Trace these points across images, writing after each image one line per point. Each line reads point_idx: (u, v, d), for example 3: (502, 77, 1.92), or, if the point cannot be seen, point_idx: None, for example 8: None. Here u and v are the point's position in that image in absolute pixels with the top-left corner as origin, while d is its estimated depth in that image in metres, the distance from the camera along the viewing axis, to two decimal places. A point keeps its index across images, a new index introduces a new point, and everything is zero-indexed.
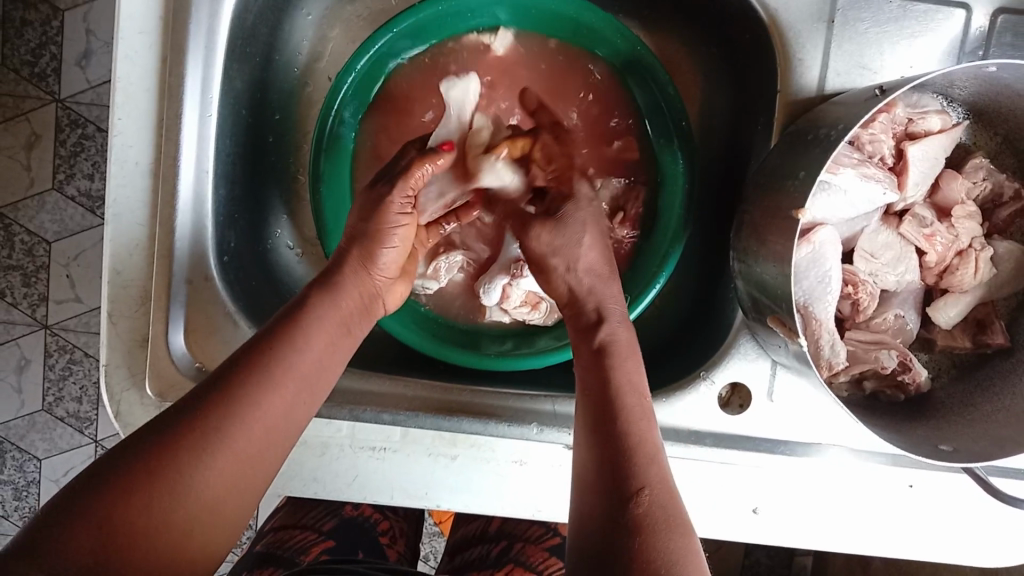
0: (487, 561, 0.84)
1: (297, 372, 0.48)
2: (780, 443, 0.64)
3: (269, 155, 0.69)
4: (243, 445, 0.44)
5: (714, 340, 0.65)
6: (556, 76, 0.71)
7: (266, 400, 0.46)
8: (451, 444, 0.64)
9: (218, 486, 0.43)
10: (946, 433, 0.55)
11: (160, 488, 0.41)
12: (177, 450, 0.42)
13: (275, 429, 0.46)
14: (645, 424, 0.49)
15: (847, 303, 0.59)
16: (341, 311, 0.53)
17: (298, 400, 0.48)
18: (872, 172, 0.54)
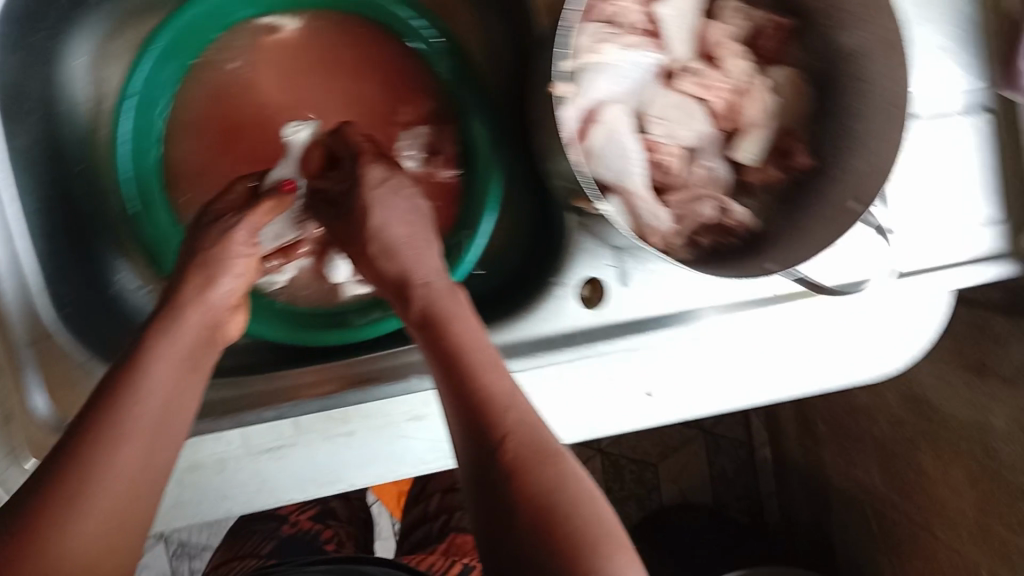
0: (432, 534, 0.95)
1: (144, 418, 0.48)
2: (649, 321, 0.66)
3: (86, 206, 0.68)
4: (116, 486, 0.45)
5: (559, 245, 0.66)
6: (339, 49, 0.74)
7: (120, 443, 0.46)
8: (342, 421, 0.64)
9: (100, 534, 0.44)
10: (780, 254, 0.58)
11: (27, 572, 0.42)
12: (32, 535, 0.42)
13: (136, 478, 0.46)
14: (493, 371, 0.50)
15: (656, 170, 0.63)
16: (182, 345, 0.53)
17: (156, 432, 0.48)
18: (631, 42, 0.61)
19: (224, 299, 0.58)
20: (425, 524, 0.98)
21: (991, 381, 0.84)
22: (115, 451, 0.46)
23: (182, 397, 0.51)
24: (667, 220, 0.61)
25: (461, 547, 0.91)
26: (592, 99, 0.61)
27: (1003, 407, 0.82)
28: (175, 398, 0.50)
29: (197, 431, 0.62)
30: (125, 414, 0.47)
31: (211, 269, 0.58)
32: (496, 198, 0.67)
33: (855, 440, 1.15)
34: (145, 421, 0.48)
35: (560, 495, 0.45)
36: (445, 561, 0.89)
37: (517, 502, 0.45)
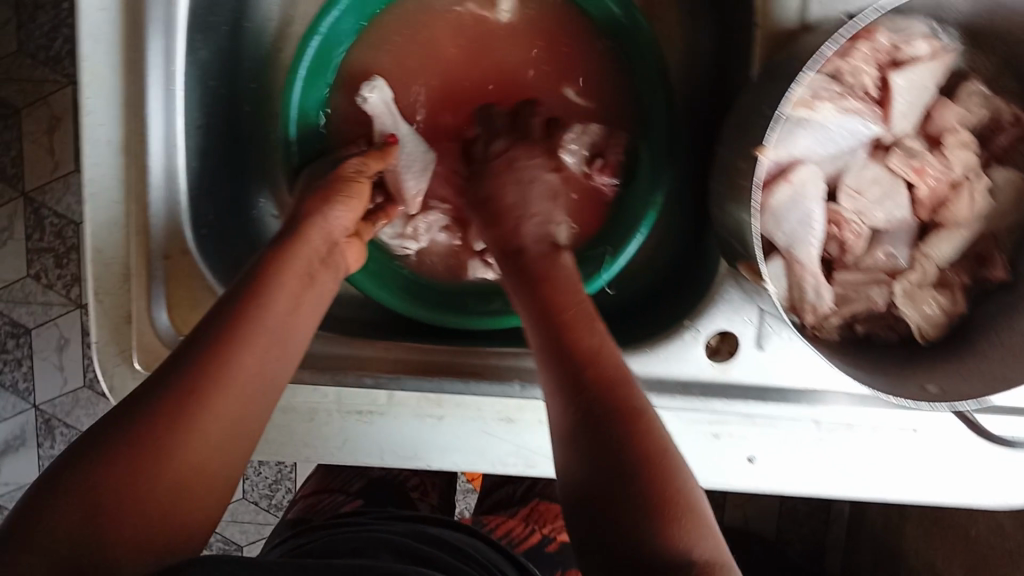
0: (514, 500, 0.87)
1: (266, 332, 0.49)
2: (771, 390, 0.61)
3: (249, 130, 0.70)
4: (233, 395, 0.46)
5: (699, 287, 0.62)
6: (544, 35, 0.72)
7: (243, 357, 0.47)
8: (435, 404, 0.63)
9: (206, 453, 0.44)
10: (938, 372, 0.52)
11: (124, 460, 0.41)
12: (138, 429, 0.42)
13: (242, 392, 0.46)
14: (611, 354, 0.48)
15: (833, 243, 0.56)
16: (310, 255, 0.55)
17: (279, 342, 0.49)
18: (850, 105, 0.53)
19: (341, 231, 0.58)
20: (507, 493, 0.88)
21: None
22: (231, 368, 0.46)
23: (308, 314, 0.52)
24: (829, 300, 0.55)
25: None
26: (787, 155, 0.54)
27: None
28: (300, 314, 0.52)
29: (299, 376, 0.63)
30: (257, 311, 0.49)
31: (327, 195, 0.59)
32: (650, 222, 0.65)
33: None
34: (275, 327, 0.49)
35: (666, 451, 0.43)
36: (527, 529, 0.80)
37: (618, 451, 0.42)
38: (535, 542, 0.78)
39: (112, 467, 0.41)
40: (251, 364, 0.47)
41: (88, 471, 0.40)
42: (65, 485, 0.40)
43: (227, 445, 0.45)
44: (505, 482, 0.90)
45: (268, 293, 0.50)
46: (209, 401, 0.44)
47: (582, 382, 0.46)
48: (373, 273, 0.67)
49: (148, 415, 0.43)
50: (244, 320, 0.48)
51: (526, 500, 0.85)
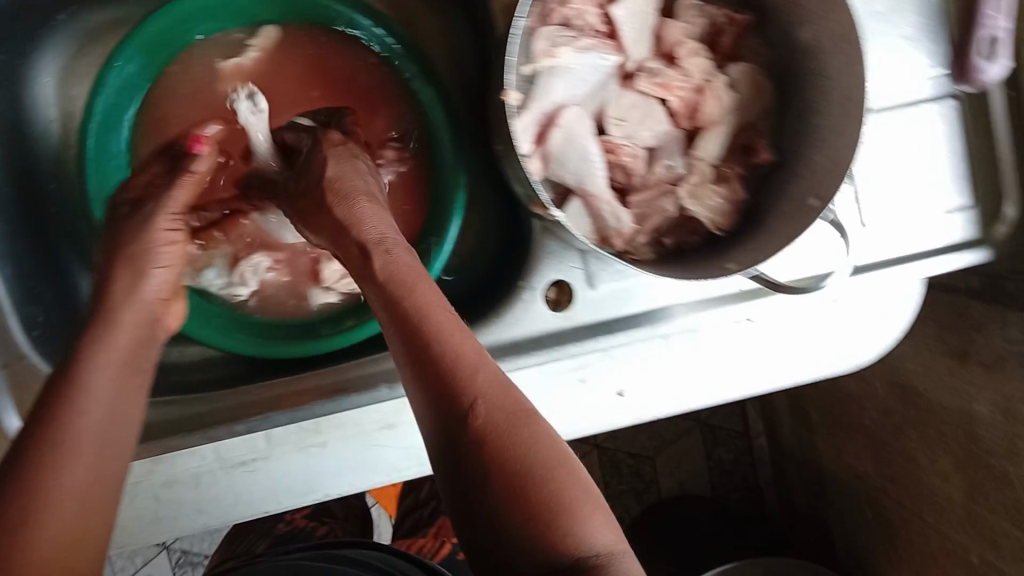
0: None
1: (103, 381, 0.51)
2: (616, 322, 0.66)
3: (60, 233, 0.69)
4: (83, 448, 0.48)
5: (524, 251, 0.67)
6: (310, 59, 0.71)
7: (63, 464, 0.46)
8: (314, 432, 0.64)
9: (52, 559, 0.44)
10: (742, 254, 0.57)
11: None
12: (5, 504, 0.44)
13: (94, 437, 0.49)
14: (450, 326, 0.50)
15: (619, 171, 0.61)
16: (124, 347, 0.54)
17: (105, 440, 0.49)
18: (588, 44, 0.59)
19: (152, 294, 0.58)
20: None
21: (972, 368, 0.84)
22: (74, 417, 0.48)
23: (129, 404, 0.52)
24: (629, 221, 0.60)
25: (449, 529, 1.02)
26: (549, 104, 0.59)
27: (986, 393, 0.82)
28: (121, 402, 0.52)
29: (171, 447, 0.63)
30: (82, 364, 0.51)
31: (140, 260, 0.58)
32: (462, 203, 0.66)
33: (849, 429, 1.13)
34: (111, 375, 0.51)
35: (521, 434, 0.47)
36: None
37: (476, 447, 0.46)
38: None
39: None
40: (77, 469, 0.47)
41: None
42: None
43: (75, 556, 0.46)
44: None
45: (76, 399, 0.49)
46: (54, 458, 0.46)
47: (455, 423, 0.47)
48: (211, 326, 0.66)
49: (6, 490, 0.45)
50: (79, 372, 0.50)
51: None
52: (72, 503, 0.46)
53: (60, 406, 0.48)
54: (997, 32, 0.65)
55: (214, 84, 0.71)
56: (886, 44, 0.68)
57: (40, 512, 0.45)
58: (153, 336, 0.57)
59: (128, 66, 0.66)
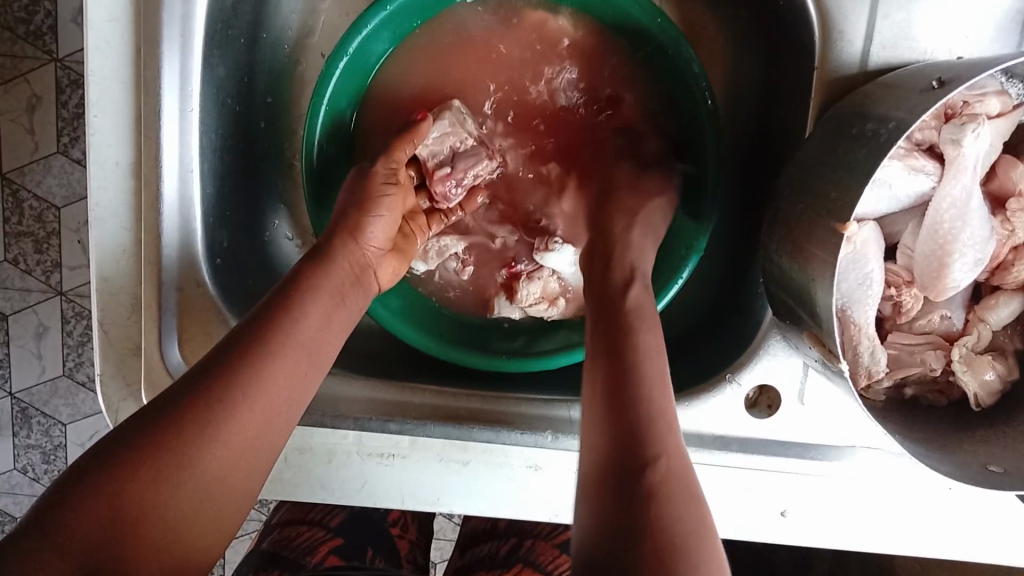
0: (497, 560, 0.86)
1: (311, 337, 0.50)
2: (810, 446, 0.60)
3: (262, 159, 0.66)
4: (282, 385, 0.47)
5: (740, 339, 0.60)
6: (590, 63, 0.65)
7: (275, 377, 0.47)
8: (461, 449, 0.61)
9: (218, 477, 0.43)
10: (994, 448, 0.50)
11: (187, 444, 0.42)
12: (200, 408, 0.43)
13: (292, 376, 0.48)
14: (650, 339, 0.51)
15: (888, 304, 0.54)
16: (333, 285, 0.53)
17: (303, 366, 0.49)
18: (920, 164, 0.49)
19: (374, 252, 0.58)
20: (491, 552, 0.87)
21: None
22: (286, 349, 0.48)
23: (333, 339, 0.52)
24: (885, 364, 0.53)
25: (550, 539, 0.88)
26: None
27: None
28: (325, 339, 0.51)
29: (316, 419, 0.60)
30: (304, 300, 0.50)
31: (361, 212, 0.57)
32: (700, 250, 0.61)
33: None
34: (319, 327, 0.50)
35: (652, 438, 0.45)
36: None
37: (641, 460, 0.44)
38: None
39: (134, 480, 0.40)
40: (273, 392, 0.46)
41: (89, 481, 0.40)
42: (89, 483, 0.40)
43: (230, 487, 0.44)
44: (489, 536, 0.90)
45: (287, 327, 0.49)
46: (260, 382, 0.46)
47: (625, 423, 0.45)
48: (394, 306, 0.65)
49: (200, 399, 0.44)
50: (297, 306, 0.50)
51: (508, 563, 0.85)
52: (261, 421, 0.46)
53: (281, 325, 0.48)
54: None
55: (484, 58, 0.65)
56: None
57: (240, 419, 0.45)
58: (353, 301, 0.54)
59: (393, 15, 0.62)
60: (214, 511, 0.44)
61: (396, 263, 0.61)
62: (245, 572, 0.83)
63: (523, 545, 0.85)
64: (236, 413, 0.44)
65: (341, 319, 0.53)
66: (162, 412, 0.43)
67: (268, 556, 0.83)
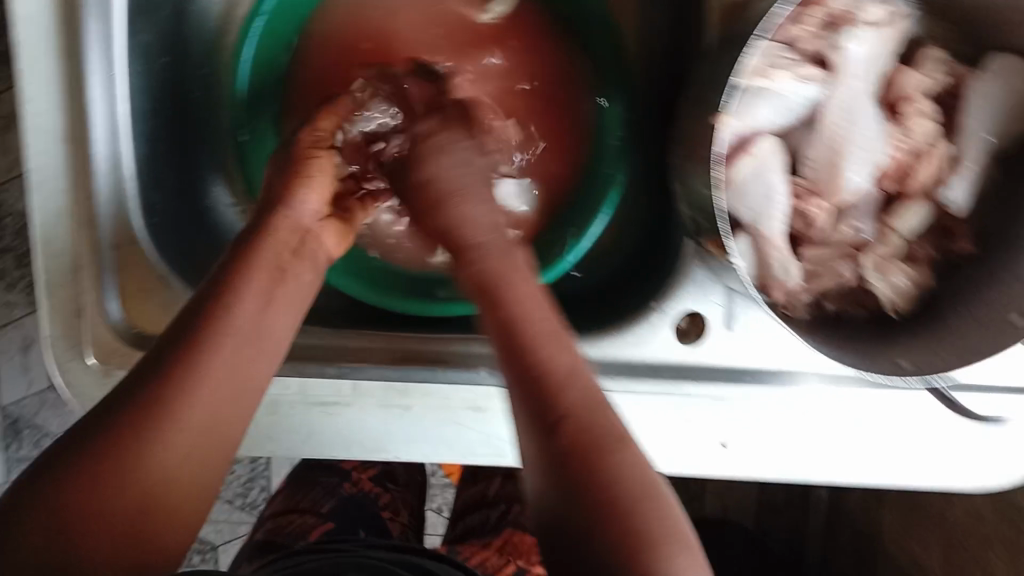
0: (488, 526, 0.87)
1: (249, 319, 0.47)
2: (742, 372, 0.60)
3: (198, 125, 0.68)
4: (227, 374, 0.45)
5: (667, 271, 0.61)
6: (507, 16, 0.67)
7: (214, 366, 0.44)
8: (401, 394, 0.62)
9: (173, 472, 0.42)
10: (908, 346, 0.51)
11: (136, 449, 0.41)
12: (143, 412, 0.42)
13: (237, 365, 0.45)
14: (515, 287, 0.49)
15: (799, 219, 0.55)
16: (271, 258, 0.51)
17: (250, 352, 0.46)
18: (809, 73, 0.52)
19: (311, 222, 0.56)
20: (482, 519, 0.88)
21: None
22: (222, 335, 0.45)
23: (270, 321, 0.49)
24: (798, 276, 0.54)
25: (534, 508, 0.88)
26: (748, 127, 0.52)
27: None
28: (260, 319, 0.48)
29: None
30: (240, 283, 0.48)
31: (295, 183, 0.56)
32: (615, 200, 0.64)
33: None
34: (257, 305, 0.48)
35: (591, 417, 0.43)
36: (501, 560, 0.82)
37: (584, 494, 0.41)
38: None
39: (78, 486, 0.39)
40: (218, 382, 0.44)
41: (39, 496, 0.39)
42: (34, 500, 0.39)
43: (189, 479, 0.43)
44: (479, 506, 0.90)
45: (224, 313, 0.46)
46: (201, 374, 0.43)
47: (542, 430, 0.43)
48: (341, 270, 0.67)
49: (140, 400, 0.42)
50: (232, 293, 0.47)
51: (500, 527, 0.86)
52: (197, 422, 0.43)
53: (219, 313, 0.46)
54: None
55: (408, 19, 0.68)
56: None
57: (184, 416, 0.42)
58: (297, 275, 0.52)
59: None
60: (177, 504, 0.42)
61: (338, 229, 0.58)
62: (239, 563, 0.80)
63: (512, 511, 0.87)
64: (181, 411, 0.42)
65: (288, 306, 0.50)
66: (100, 417, 0.42)
67: (262, 544, 0.80)
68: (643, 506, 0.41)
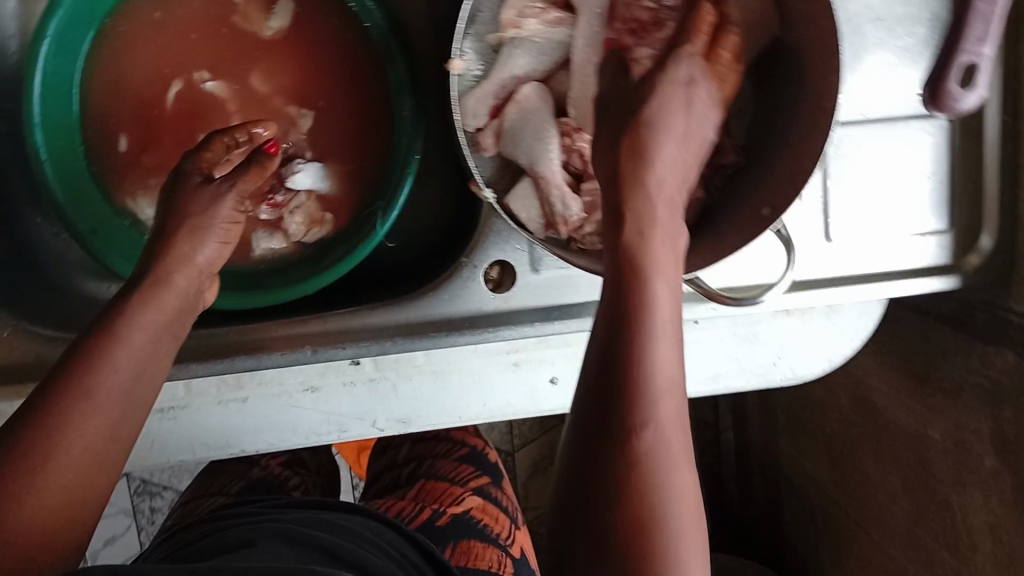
0: (401, 481, 0.85)
1: (133, 347, 0.50)
2: (555, 309, 0.63)
3: (11, 165, 0.68)
4: (110, 400, 0.48)
5: (471, 227, 0.64)
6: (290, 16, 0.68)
7: (100, 395, 0.47)
8: (236, 386, 0.63)
9: (68, 486, 0.44)
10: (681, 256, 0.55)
11: (28, 473, 0.43)
12: (38, 434, 0.44)
13: (122, 393, 0.48)
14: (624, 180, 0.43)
15: (575, 156, 0.57)
16: (159, 316, 0.53)
17: (139, 378, 0.50)
18: (554, 17, 0.56)
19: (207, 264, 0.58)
20: (394, 478, 0.86)
21: (932, 394, 0.78)
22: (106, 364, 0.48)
23: (155, 370, 0.52)
24: (578, 208, 0.57)
25: (456, 448, 0.87)
26: (509, 77, 0.57)
27: (941, 420, 0.77)
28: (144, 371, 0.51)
29: None
30: (122, 320, 0.51)
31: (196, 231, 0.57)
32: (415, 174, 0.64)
33: (807, 433, 1.03)
34: (141, 339, 0.51)
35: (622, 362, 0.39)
36: (416, 506, 0.78)
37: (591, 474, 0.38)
38: (425, 516, 0.75)
39: None
40: (104, 406, 0.47)
41: None
42: None
43: (86, 488, 0.45)
44: (393, 466, 0.88)
45: (111, 350, 0.49)
46: (88, 401, 0.46)
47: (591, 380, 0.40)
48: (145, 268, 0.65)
49: (26, 432, 0.44)
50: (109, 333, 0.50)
51: (412, 480, 0.84)
52: (89, 444, 0.46)
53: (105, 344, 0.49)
54: (978, 59, 0.58)
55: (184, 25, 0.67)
56: (885, 52, 0.63)
57: (73, 435, 0.45)
58: (183, 326, 0.55)
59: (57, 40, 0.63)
60: (78, 518, 0.45)
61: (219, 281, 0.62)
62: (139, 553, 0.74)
63: (424, 463, 0.85)
64: (72, 433, 0.45)
65: (167, 333, 0.53)
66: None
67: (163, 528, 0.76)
68: (646, 479, 0.37)
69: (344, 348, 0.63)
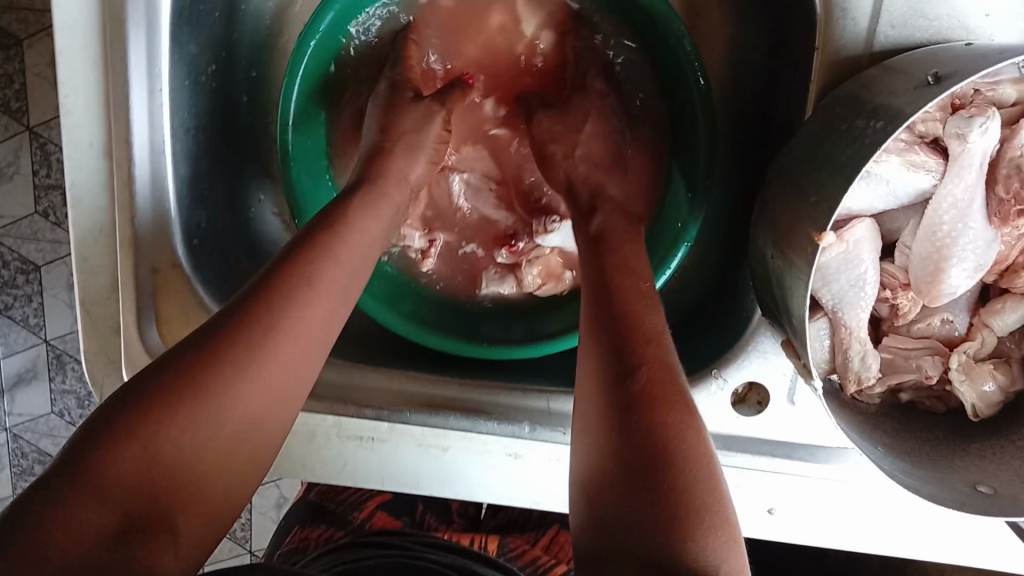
0: (530, 522, 0.82)
1: (330, 284, 0.45)
2: (799, 446, 0.57)
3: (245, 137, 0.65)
4: (296, 339, 0.43)
5: (732, 332, 0.58)
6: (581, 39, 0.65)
7: (292, 335, 0.42)
8: (440, 435, 0.59)
9: (231, 439, 0.40)
10: (992, 467, 0.46)
11: (198, 416, 0.38)
12: (216, 359, 0.40)
13: (307, 336, 0.43)
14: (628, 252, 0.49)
15: (885, 305, 0.52)
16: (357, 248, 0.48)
17: (324, 315, 0.45)
18: (920, 159, 0.46)
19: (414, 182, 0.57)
20: (523, 512, 0.83)
21: None
22: (302, 301, 0.43)
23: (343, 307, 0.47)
24: (876, 369, 0.49)
25: None
26: (842, 210, 0.48)
27: None
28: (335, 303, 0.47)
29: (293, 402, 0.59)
30: (330, 251, 0.46)
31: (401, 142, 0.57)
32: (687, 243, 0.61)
33: None
34: (341, 275, 0.46)
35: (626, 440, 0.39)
36: (551, 559, 0.77)
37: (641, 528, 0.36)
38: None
39: (140, 431, 0.37)
40: (292, 344, 0.42)
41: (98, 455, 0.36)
42: (92, 465, 0.35)
43: (249, 448, 0.41)
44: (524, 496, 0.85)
45: (313, 284, 0.44)
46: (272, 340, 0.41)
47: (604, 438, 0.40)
48: (379, 295, 0.64)
49: (200, 360, 0.39)
50: (308, 260, 0.45)
51: (544, 522, 0.81)
52: (242, 424, 0.40)
53: (306, 266, 0.45)
54: None
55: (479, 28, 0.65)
56: None
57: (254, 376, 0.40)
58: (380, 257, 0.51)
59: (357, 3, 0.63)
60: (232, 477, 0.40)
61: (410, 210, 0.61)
62: (290, 526, 0.80)
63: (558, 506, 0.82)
64: (251, 378, 0.40)
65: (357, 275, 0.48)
66: (165, 369, 0.39)
67: (312, 508, 0.81)
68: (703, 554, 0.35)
69: (563, 435, 0.60)
